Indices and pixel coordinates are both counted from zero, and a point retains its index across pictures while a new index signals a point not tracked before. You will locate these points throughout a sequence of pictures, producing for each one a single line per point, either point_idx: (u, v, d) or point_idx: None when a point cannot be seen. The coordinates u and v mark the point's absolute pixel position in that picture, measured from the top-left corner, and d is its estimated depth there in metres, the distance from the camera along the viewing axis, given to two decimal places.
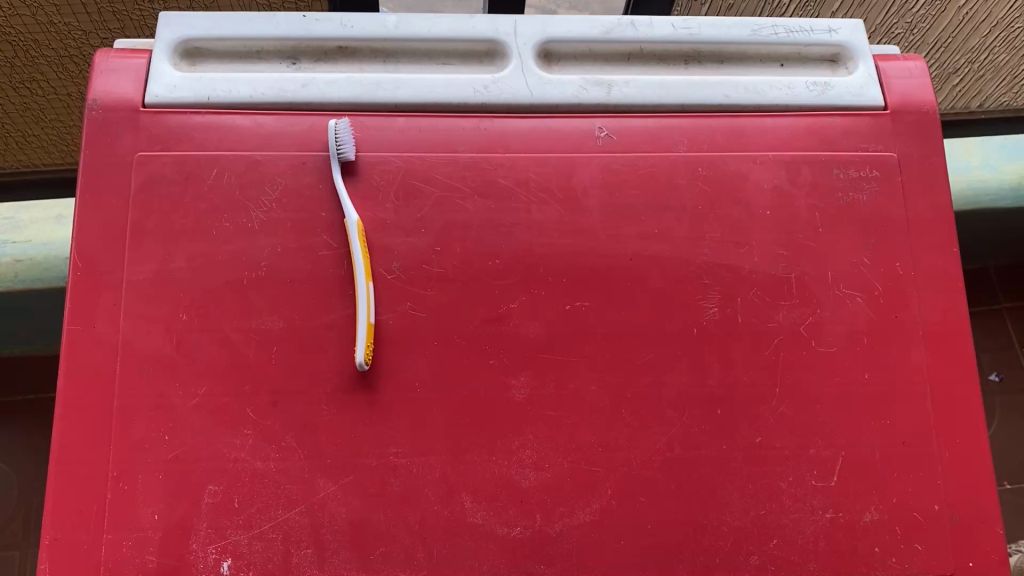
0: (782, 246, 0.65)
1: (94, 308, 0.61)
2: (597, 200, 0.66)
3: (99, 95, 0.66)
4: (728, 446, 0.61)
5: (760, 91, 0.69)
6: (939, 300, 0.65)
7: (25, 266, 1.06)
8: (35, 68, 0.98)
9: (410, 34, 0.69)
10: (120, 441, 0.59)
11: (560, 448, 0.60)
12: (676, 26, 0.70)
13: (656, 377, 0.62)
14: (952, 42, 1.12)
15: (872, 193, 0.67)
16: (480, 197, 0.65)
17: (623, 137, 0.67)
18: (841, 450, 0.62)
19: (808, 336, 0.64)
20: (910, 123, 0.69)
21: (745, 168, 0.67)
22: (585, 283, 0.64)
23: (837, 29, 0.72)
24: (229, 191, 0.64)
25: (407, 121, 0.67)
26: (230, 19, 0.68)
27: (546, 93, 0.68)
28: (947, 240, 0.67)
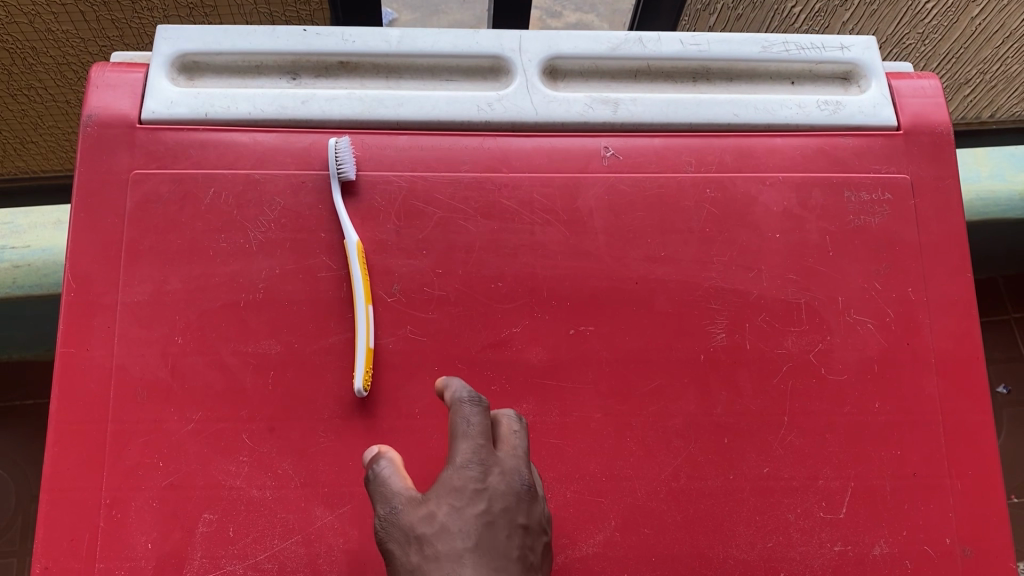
0: (792, 271, 0.64)
1: (88, 330, 0.60)
2: (602, 222, 0.64)
3: (95, 111, 0.64)
4: (735, 476, 0.60)
5: (770, 110, 0.67)
6: (952, 327, 0.64)
7: (25, 272, 1.03)
8: (33, 75, 0.96)
9: (413, 49, 0.68)
10: (113, 468, 0.58)
11: (563, 477, 0.59)
12: (685, 43, 0.69)
13: (662, 405, 0.61)
14: (964, 53, 1.10)
15: (883, 216, 0.65)
16: (483, 218, 0.64)
17: (630, 157, 0.66)
18: (850, 481, 0.60)
19: (817, 363, 0.62)
20: (924, 143, 0.67)
21: (754, 191, 0.66)
22: (590, 307, 0.62)
23: (850, 46, 0.70)
24: (227, 211, 0.63)
25: (409, 140, 0.65)
26: (228, 33, 0.67)
27: (552, 111, 0.66)
28: (961, 265, 0.65)
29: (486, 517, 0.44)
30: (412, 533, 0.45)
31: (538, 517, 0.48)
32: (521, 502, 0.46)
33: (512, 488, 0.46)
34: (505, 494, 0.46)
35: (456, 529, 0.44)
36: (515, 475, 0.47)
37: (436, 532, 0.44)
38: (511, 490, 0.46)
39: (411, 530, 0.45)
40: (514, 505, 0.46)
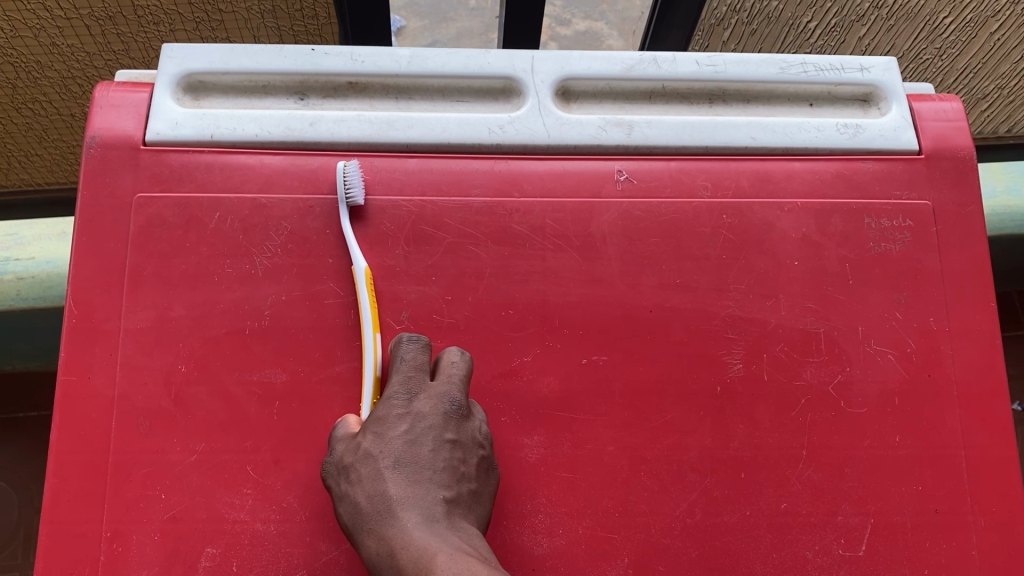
0: (810, 300, 0.62)
1: (90, 358, 0.59)
2: (616, 248, 0.62)
3: (98, 132, 0.63)
4: (752, 512, 0.58)
5: (788, 133, 0.66)
6: (975, 358, 0.62)
7: (29, 283, 1.02)
8: (38, 89, 0.95)
9: (423, 70, 0.66)
10: (113, 500, 0.56)
11: (575, 512, 0.57)
12: (701, 64, 0.67)
13: (677, 438, 0.59)
14: (982, 68, 1.08)
15: (904, 243, 0.64)
16: (494, 243, 0.62)
17: (644, 181, 0.64)
18: (870, 517, 0.59)
19: (837, 395, 0.60)
20: (947, 168, 0.66)
21: (772, 216, 0.64)
22: (603, 336, 0.61)
23: (870, 67, 0.68)
24: (232, 235, 0.62)
25: (418, 163, 0.64)
26: (236, 52, 0.66)
27: (564, 133, 0.65)
28: (984, 294, 0.63)
29: (407, 443, 0.53)
30: (340, 464, 0.53)
31: (471, 432, 0.55)
32: (447, 420, 0.54)
33: (436, 410, 0.54)
34: (428, 415, 0.54)
35: (380, 450, 0.53)
36: (442, 398, 0.55)
37: (361, 454, 0.53)
38: (435, 412, 0.54)
39: (344, 452, 0.54)
40: (437, 423, 0.54)
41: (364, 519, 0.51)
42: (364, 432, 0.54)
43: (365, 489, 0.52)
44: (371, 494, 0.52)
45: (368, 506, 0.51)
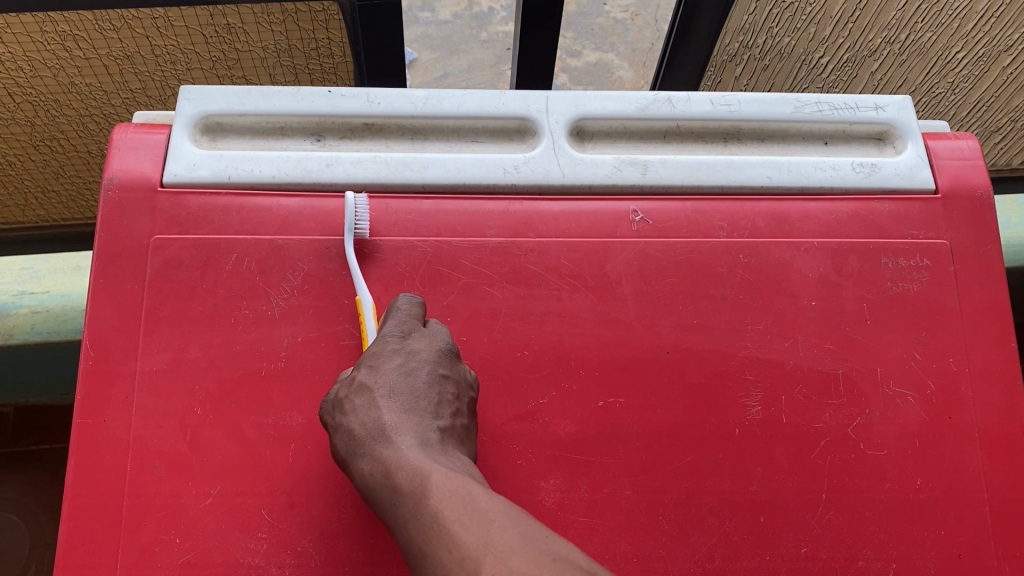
0: (829, 341, 0.62)
1: (106, 400, 0.59)
2: (632, 288, 0.62)
3: (117, 175, 0.63)
4: (772, 556, 0.57)
5: (804, 173, 0.66)
6: (996, 400, 0.61)
7: (44, 318, 1.04)
8: (57, 127, 0.96)
9: (439, 111, 0.67)
10: (128, 545, 0.56)
11: (592, 557, 0.56)
12: (716, 103, 0.68)
13: (696, 481, 0.58)
14: (995, 101, 1.08)
15: (922, 283, 0.63)
16: (509, 284, 0.62)
17: (660, 221, 0.64)
18: (892, 562, 0.58)
19: (856, 438, 0.60)
20: (964, 208, 0.65)
21: (789, 256, 0.63)
22: (619, 378, 0.60)
23: (885, 106, 0.68)
24: (249, 277, 0.62)
25: (434, 204, 0.63)
26: (253, 94, 0.66)
27: (579, 173, 0.65)
28: (1004, 334, 0.63)
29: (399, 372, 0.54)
30: (336, 397, 0.54)
31: (463, 373, 0.57)
32: (441, 357, 0.56)
33: (430, 348, 0.56)
34: (423, 351, 0.56)
35: (375, 381, 0.54)
36: (435, 338, 0.56)
37: (356, 386, 0.54)
38: (429, 349, 0.56)
39: (337, 388, 0.55)
40: (431, 359, 0.55)
41: (358, 444, 0.52)
42: (358, 367, 0.55)
43: (359, 416, 0.52)
44: (365, 420, 0.52)
45: (362, 431, 0.52)
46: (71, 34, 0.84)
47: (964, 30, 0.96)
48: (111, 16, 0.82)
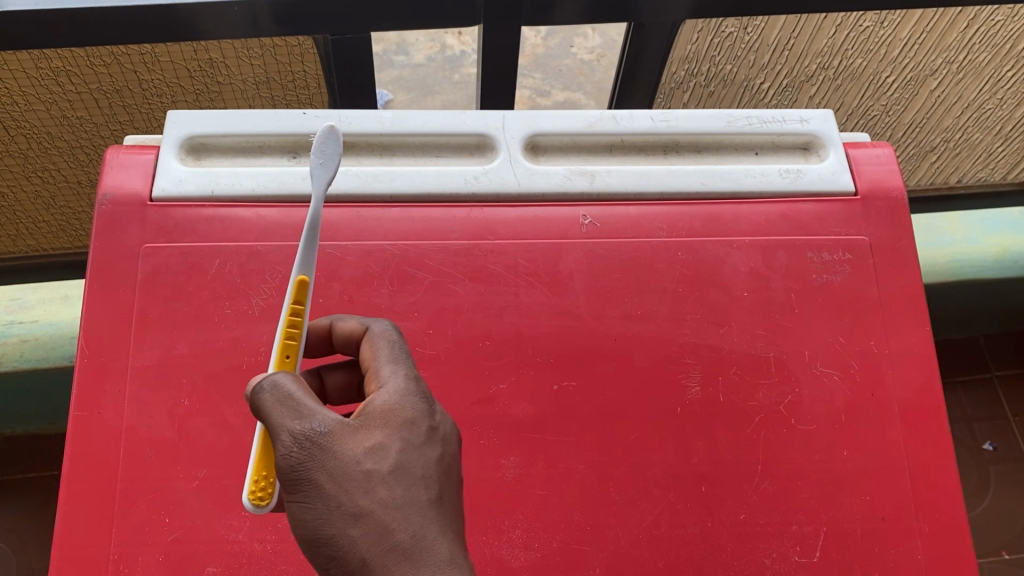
0: (760, 327, 0.68)
1: (100, 394, 0.64)
2: (582, 283, 0.68)
3: (109, 191, 0.69)
4: (713, 523, 0.63)
5: (736, 179, 0.73)
6: (914, 378, 0.68)
7: (32, 345, 1.11)
8: (49, 159, 1.02)
9: (405, 129, 0.73)
10: (120, 525, 0.61)
11: (549, 527, 0.62)
12: (655, 120, 0.75)
13: (643, 456, 0.64)
14: (926, 122, 1.17)
15: (844, 275, 0.70)
16: (471, 281, 0.68)
17: (607, 224, 0.71)
18: (823, 526, 0.63)
19: (787, 414, 0.66)
20: (881, 208, 0.72)
21: (723, 253, 0.70)
22: (571, 363, 0.66)
23: (809, 119, 0.76)
24: (231, 280, 0.67)
25: (401, 212, 0.70)
26: (234, 117, 0.73)
27: (532, 183, 0.71)
28: (919, 318, 0.69)
29: (439, 466, 0.45)
30: (360, 469, 0.42)
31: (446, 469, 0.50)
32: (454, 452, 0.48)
33: (450, 437, 0.48)
34: (446, 443, 0.47)
35: (418, 473, 0.44)
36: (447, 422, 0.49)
37: (397, 471, 0.43)
38: (450, 439, 0.48)
39: (353, 454, 0.43)
40: (453, 452, 0.47)
41: (398, 547, 0.41)
42: (383, 437, 0.44)
43: (402, 514, 0.42)
44: (410, 521, 0.42)
45: (403, 535, 0.42)
46: (65, 70, 0.90)
47: (891, 56, 1.04)
48: (102, 53, 0.89)
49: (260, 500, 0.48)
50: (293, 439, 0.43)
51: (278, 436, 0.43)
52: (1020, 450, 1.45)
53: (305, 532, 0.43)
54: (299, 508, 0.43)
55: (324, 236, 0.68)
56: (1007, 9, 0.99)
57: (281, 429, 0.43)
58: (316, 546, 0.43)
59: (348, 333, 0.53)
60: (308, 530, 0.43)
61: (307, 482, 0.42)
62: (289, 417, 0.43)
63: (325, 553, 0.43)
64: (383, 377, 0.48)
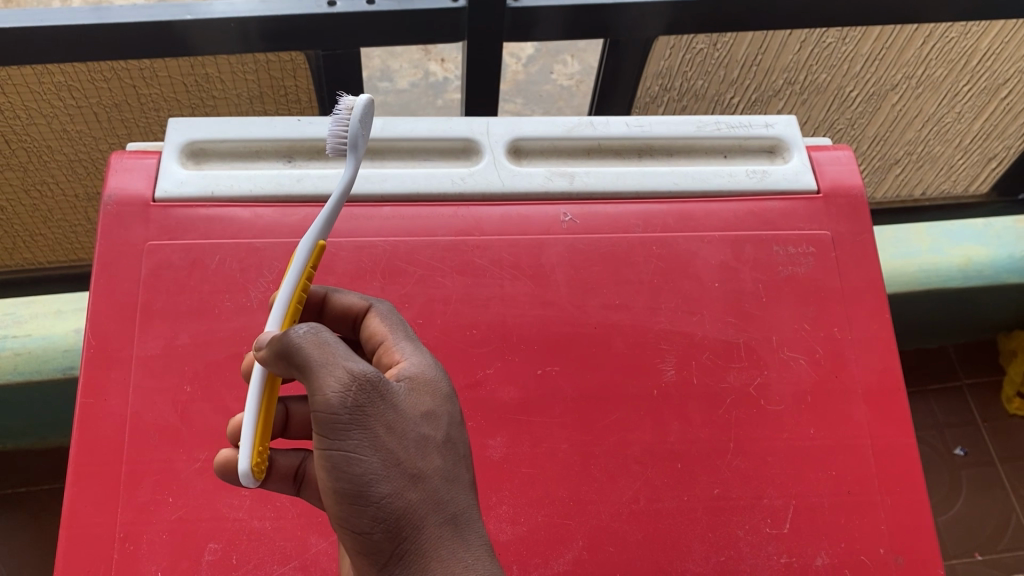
0: (730, 315, 0.73)
1: (106, 382, 0.67)
2: (563, 276, 0.73)
3: (114, 193, 0.73)
4: (689, 497, 0.66)
5: (705, 179, 0.78)
6: (875, 362, 0.72)
7: (25, 358, 1.13)
8: (48, 172, 1.06)
9: (395, 133, 0.78)
10: (125, 506, 0.64)
11: (534, 502, 0.65)
12: (630, 125, 0.80)
13: (622, 435, 0.68)
14: (889, 135, 1.23)
15: (808, 266, 0.75)
16: (458, 275, 0.72)
17: (586, 221, 0.75)
18: (792, 499, 0.67)
19: (757, 395, 0.70)
20: (842, 205, 0.78)
21: (695, 247, 0.75)
22: (554, 350, 0.70)
23: (774, 124, 0.81)
24: (231, 275, 0.71)
25: (392, 211, 0.74)
26: (233, 124, 0.77)
27: (515, 183, 0.76)
28: (879, 306, 0.74)
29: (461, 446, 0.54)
30: (418, 437, 0.50)
31: None
32: None
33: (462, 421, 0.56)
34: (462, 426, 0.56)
35: (456, 450, 0.52)
36: None
37: (445, 445, 0.51)
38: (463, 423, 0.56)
39: (412, 420, 0.50)
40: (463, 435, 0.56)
41: (445, 511, 0.50)
42: (432, 408, 0.52)
43: (449, 483, 0.50)
44: (453, 489, 0.51)
45: (450, 501, 0.50)
46: (65, 84, 0.94)
47: (853, 71, 1.11)
48: (103, 68, 0.93)
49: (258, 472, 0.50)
50: (364, 391, 0.48)
51: (342, 380, 0.48)
52: (990, 455, 1.49)
53: (352, 481, 0.49)
54: (353, 455, 0.48)
55: None
56: (960, 26, 1.05)
57: (348, 371, 0.48)
58: (361, 495, 0.49)
59: (346, 305, 0.59)
60: (356, 477, 0.49)
61: (371, 432, 0.48)
62: (353, 364, 0.49)
63: (370, 504, 0.49)
64: (407, 351, 0.56)
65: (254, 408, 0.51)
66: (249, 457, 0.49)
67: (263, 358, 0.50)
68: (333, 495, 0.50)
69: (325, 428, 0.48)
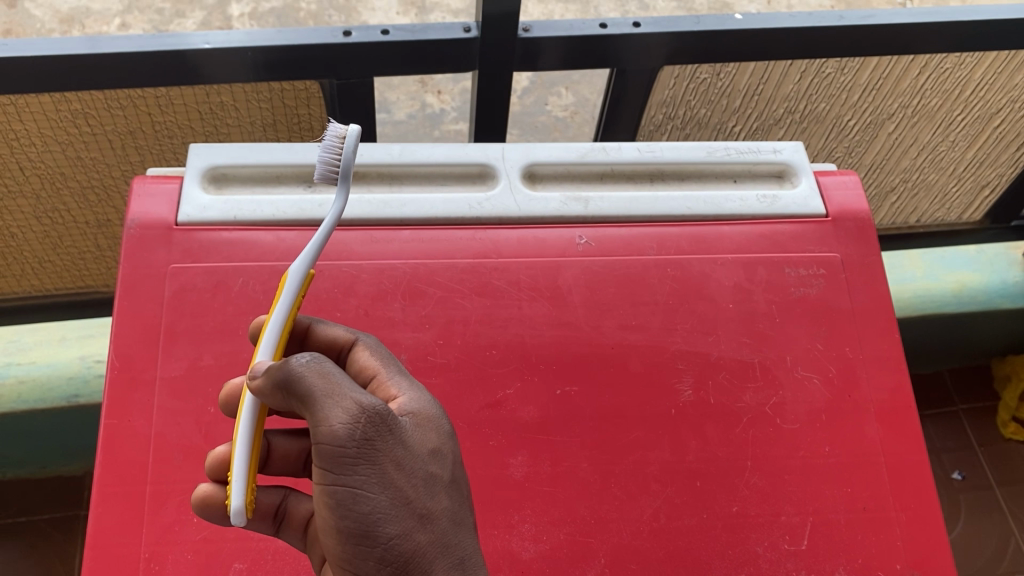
0: (745, 335, 0.74)
1: (130, 403, 0.67)
2: (580, 297, 0.74)
3: (137, 217, 0.74)
4: (708, 515, 0.67)
5: (717, 204, 0.80)
6: (886, 381, 0.74)
7: (29, 386, 1.13)
8: (60, 200, 1.07)
9: (413, 159, 0.80)
10: (150, 526, 0.64)
11: (556, 520, 0.66)
12: (642, 151, 0.82)
13: (641, 454, 0.69)
14: (886, 163, 1.26)
15: (819, 288, 0.77)
16: (478, 296, 0.73)
17: (602, 244, 0.77)
18: (809, 516, 0.68)
19: (773, 414, 0.71)
20: (850, 228, 0.80)
21: (708, 269, 0.77)
22: (573, 370, 0.71)
23: (781, 150, 0.83)
24: (254, 297, 0.72)
25: (411, 234, 0.75)
26: (253, 150, 0.79)
27: (532, 208, 0.78)
28: (888, 326, 0.76)
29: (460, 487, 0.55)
30: (425, 476, 0.51)
31: None
32: None
33: None
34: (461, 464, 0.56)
35: (459, 491, 0.53)
36: None
37: (449, 485, 0.52)
38: None
39: (419, 458, 0.51)
40: None
41: (451, 553, 0.50)
42: (438, 446, 0.53)
43: (453, 525, 0.51)
44: (457, 530, 0.51)
45: (456, 543, 0.51)
46: (82, 112, 0.96)
47: (851, 101, 1.14)
48: (120, 96, 0.95)
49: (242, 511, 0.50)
50: (374, 426, 0.49)
51: (352, 413, 0.48)
52: (987, 479, 1.51)
53: (360, 518, 0.49)
54: (361, 491, 0.49)
55: (339, 256, 0.73)
56: (954, 57, 1.08)
57: (358, 404, 0.49)
58: (369, 532, 0.49)
59: (330, 337, 0.59)
60: (364, 514, 0.49)
61: (380, 468, 0.49)
62: (362, 397, 0.49)
63: (377, 543, 0.49)
64: (404, 386, 0.56)
65: (246, 444, 0.51)
66: (242, 495, 0.50)
67: (261, 387, 0.50)
68: (338, 533, 0.50)
69: (332, 461, 0.49)
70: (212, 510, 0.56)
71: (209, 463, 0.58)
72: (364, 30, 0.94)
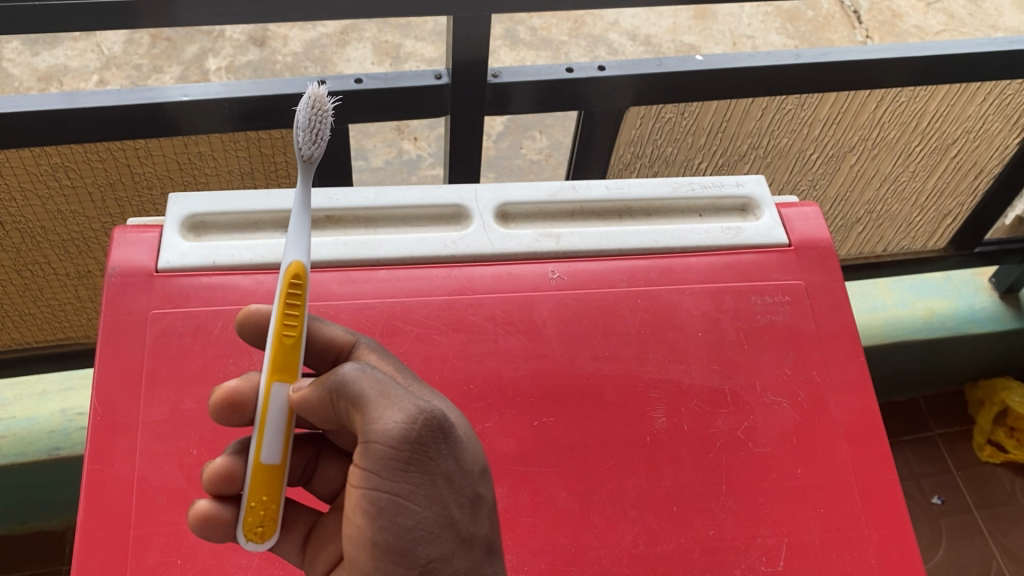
0: (714, 362, 0.76)
1: (113, 448, 0.68)
2: (554, 331, 0.76)
3: (117, 265, 0.75)
4: (686, 539, 0.68)
5: (684, 237, 0.83)
6: (855, 404, 0.76)
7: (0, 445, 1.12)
8: (40, 252, 1.08)
9: (388, 201, 0.82)
10: (134, 570, 0.64)
11: (536, 550, 0.67)
12: (610, 188, 0.85)
13: (619, 482, 0.70)
14: (849, 195, 1.29)
15: (785, 315, 0.79)
16: (454, 332, 0.75)
17: (574, 278, 0.79)
18: (785, 538, 0.69)
19: (745, 438, 0.73)
20: (812, 256, 0.83)
21: (678, 299, 0.79)
22: (549, 402, 0.73)
23: (744, 183, 0.87)
24: (235, 341, 0.73)
25: (387, 273, 0.77)
26: (230, 197, 0.81)
27: (505, 244, 0.80)
28: (854, 351, 0.78)
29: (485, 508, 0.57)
30: (470, 496, 0.53)
31: None
32: None
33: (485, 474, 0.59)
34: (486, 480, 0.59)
35: (494, 516, 0.56)
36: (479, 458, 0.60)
37: (487, 508, 0.55)
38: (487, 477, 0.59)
39: (468, 476, 0.53)
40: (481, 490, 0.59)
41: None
42: (484, 465, 0.55)
43: (484, 551, 0.54)
44: (489, 557, 0.54)
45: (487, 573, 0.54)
46: (63, 165, 0.97)
47: (813, 135, 1.18)
48: (100, 149, 0.97)
49: (256, 538, 0.56)
50: (433, 436, 0.51)
51: (411, 417, 0.50)
52: (966, 503, 1.52)
53: (401, 530, 0.52)
54: (407, 502, 0.51)
55: (317, 297, 0.75)
56: (909, 91, 1.12)
57: (419, 411, 0.51)
58: (409, 547, 0.52)
59: (329, 338, 0.60)
60: (406, 528, 0.52)
61: (429, 479, 0.51)
62: (423, 404, 0.51)
63: (414, 562, 0.52)
64: (442, 395, 0.57)
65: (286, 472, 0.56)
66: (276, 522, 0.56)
67: (310, 396, 0.53)
68: (375, 544, 0.52)
69: (383, 464, 0.51)
70: (214, 538, 0.57)
71: (206, 476, 0.56)
72: (338, 79, 0.97)
